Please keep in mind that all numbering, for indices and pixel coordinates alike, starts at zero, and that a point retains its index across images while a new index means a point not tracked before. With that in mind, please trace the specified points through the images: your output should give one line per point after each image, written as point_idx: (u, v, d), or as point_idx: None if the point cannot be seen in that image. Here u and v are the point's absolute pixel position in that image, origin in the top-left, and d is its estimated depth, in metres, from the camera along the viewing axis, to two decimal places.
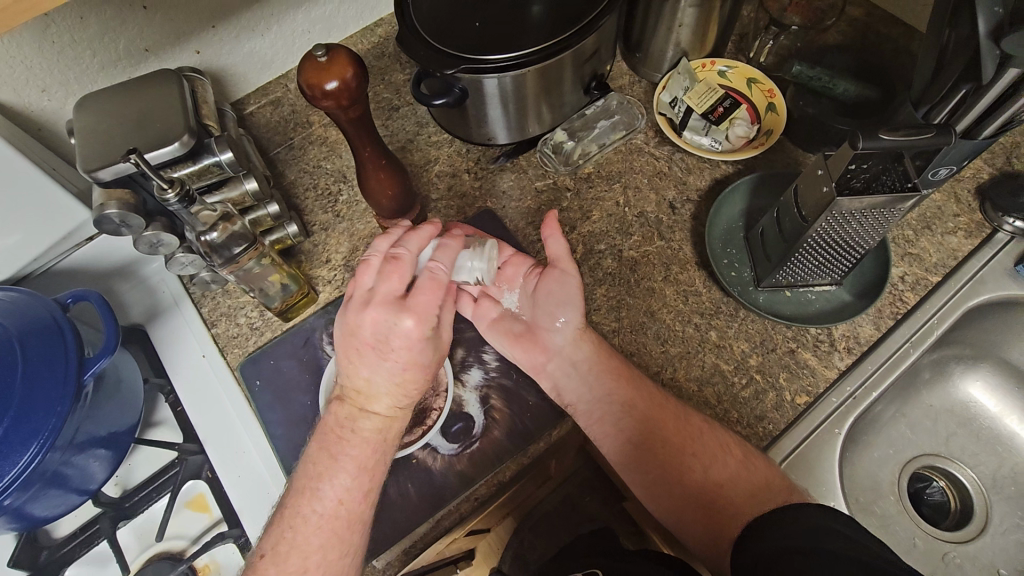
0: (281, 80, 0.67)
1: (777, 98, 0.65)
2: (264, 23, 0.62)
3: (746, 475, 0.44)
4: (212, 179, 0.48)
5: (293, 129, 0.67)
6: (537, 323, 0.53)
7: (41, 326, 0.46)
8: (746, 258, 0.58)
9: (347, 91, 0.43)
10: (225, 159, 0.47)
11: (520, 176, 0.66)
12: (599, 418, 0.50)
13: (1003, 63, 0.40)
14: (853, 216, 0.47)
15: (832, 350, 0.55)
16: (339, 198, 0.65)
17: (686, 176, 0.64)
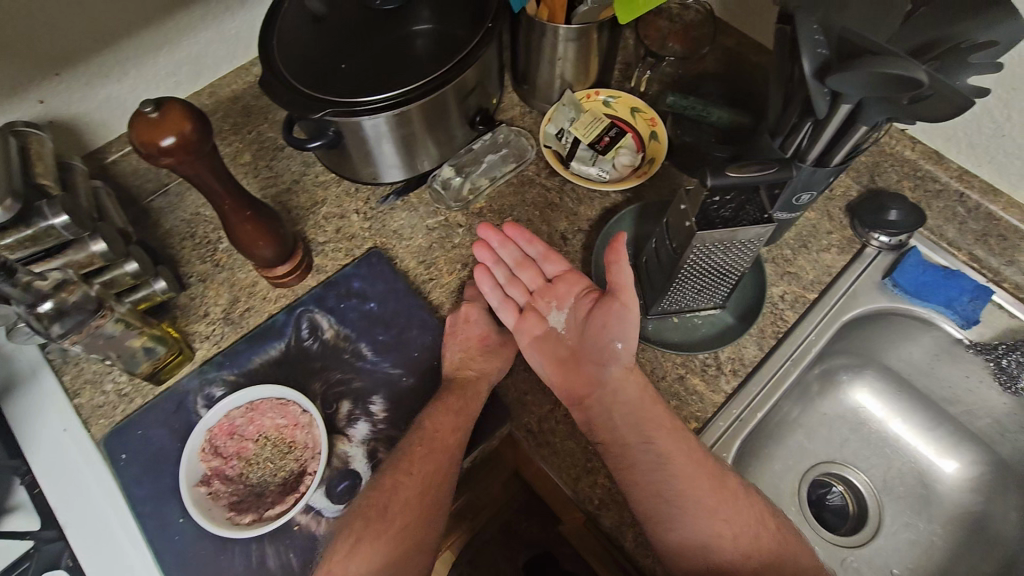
0: None
1: (659, 126, 0.66)
2: (121, 68, 0.58)
3: (740, 525, 0.46)
4: (50, 242, 0.44)
5: (167, 176, 0.64)
6: (582, 352, 0.51)
7: None
8: (635, 288, 0.59)
9: (187, 146, 0.41)
10: (59, 223, 0.44)
11: (412, 214, 0.65)
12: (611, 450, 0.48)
13: (834, 99, 0.42)
14: (718, 245, 0.48)
15: (719, 373, 0.55)
16: (218, 245, 0.62)
17: (576, 207, 0.65)
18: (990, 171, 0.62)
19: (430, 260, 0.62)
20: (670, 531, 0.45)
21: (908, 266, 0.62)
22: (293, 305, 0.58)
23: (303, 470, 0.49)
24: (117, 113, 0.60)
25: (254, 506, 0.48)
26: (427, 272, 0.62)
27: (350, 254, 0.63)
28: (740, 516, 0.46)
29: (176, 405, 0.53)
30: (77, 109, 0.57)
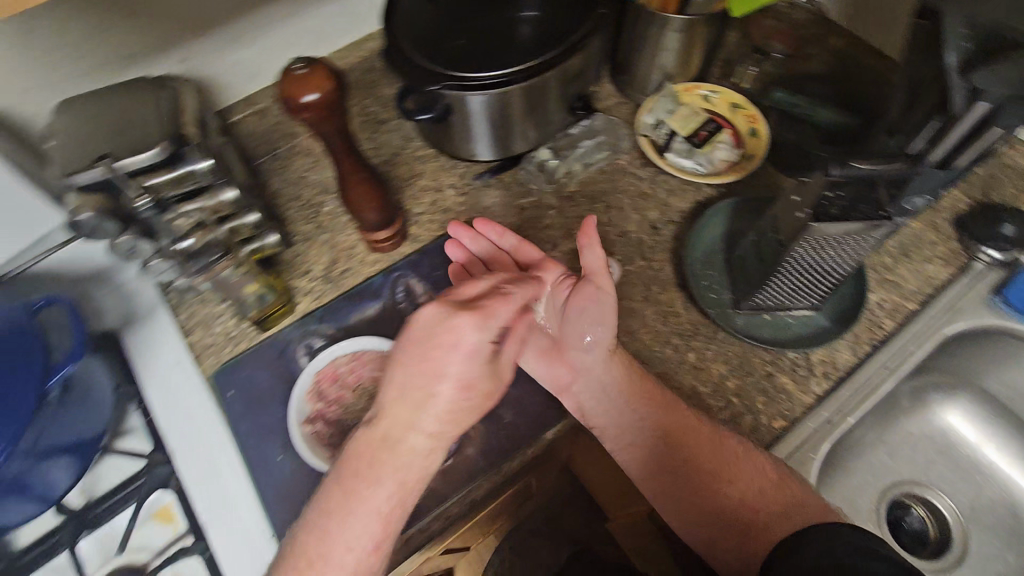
0: None
1: (760, 124, 0.65)
2: (252, 34, 0.62)
3: (758, 501, 0.46)
4: (189, 186, 0.48)
5: (279, 140, 0.68)
6: (564, 339, 0.52)
7: (8, 331, 0.46)
8: (725, 282, 0.58)
9: (326, 103, 0.43)
10: (201, 168, 0.47)
11: (504, 193, 0.66)
12: (619, 435, 0.50)
13: (973, 97, 0.40)
14: (829, 241, 0.47)
15: (809, 374, 0.54)
16: (322, 209, 0.65)
17: (669, 198, 0.65)
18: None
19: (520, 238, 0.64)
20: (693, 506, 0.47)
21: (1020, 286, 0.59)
22: (390, 269, 0.61)
23: None
24: (244, 76, 0.65)
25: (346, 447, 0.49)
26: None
27: (444, 226, 0.65)
28: (759, 491, 0.46)
29: (280, 352, 0.56)
30: (207, 71, 0.61)
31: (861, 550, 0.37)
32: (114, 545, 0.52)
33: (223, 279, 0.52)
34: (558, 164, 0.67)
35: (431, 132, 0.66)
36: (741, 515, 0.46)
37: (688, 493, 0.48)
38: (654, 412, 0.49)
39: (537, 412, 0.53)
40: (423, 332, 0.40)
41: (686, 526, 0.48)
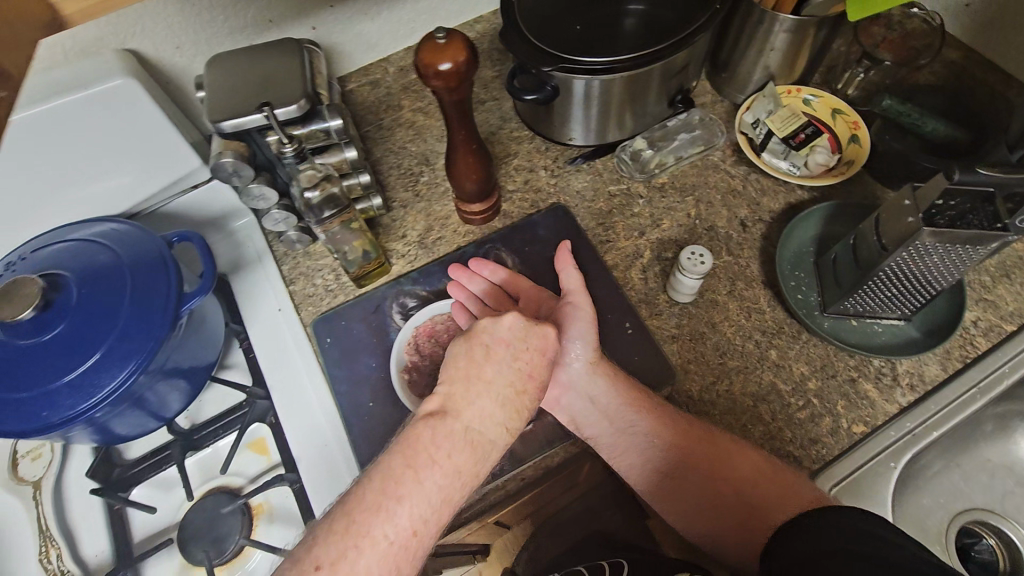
0: (381, 63, 0.73)
1: (862, 131, 0.64)
2: (375, 8, 0.67)
3: (750, 490, 0.46)
4: (317, 143, 0.53)
5: (385, 111, 0.71)
6: None
7: (148, 259, 0.50)
8: (814, 284, 0.58)
9: (457, 74, 0.46)
10: (333, 127, 0.52)
11: (594, 179, 0.68)
12: (612, 446, 0.50)
13: None
14: (935, 251, 0.46)
15: (894, 384, 0.54)
16: (420, 179, 0.68)
17: (760, 197, 0.65)
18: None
19: (607, 223, 0.65)
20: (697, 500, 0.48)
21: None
22: (481, 241, 0.64)
23: None
24: (362, 47, 0.70)
25: None
26: (604, 234, 0.64)
27: (534, 205, 0.67)
28: (752, 483, 0.46)
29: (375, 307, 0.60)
30: (333, 39, 0.67)
31: (849, 534, 0.37)
32: (214, 467, 0.56)
33: (335, 233, 0.56)
34: (650, 156, 0.69)
35: (531, 113, 0.68)
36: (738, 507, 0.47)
37: (685, 491, 0.49)
38: (634, 415, 0.50)
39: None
40: (503, 336, 0.42)
41: (688, 524, 0.49)
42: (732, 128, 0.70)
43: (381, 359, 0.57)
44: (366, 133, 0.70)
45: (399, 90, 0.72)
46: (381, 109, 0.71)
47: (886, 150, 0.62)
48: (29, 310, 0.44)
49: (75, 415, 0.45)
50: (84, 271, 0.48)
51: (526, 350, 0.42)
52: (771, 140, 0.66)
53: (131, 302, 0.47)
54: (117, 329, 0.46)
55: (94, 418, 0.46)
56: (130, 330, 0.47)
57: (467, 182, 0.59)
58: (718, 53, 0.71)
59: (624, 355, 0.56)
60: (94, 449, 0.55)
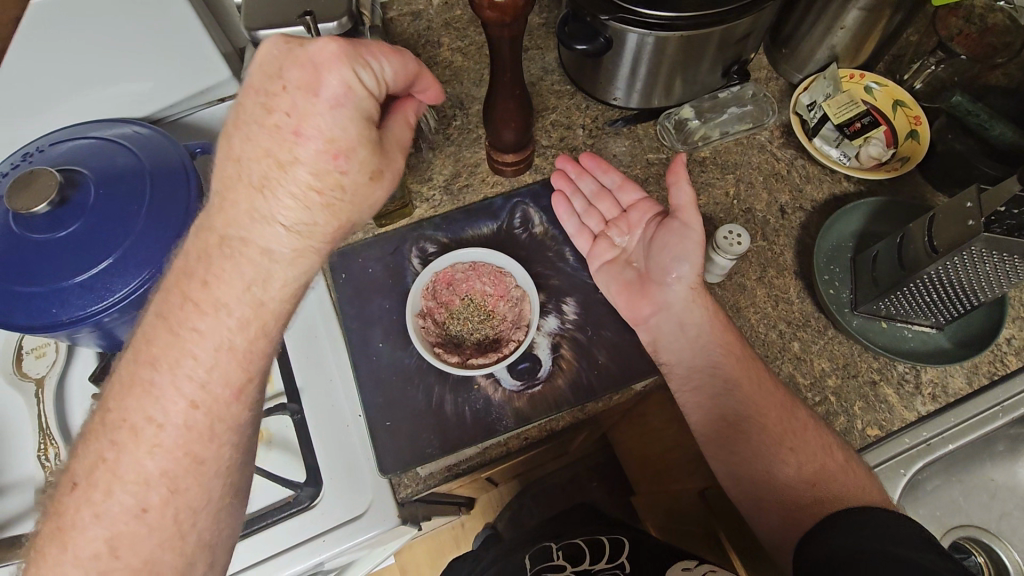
0: None
1: (922, 126, 0.61)
2: None
3: (820, 470, 0.44)
4: None
5: (423, 46, 0.68)
6: (649, 274, 0.53)
7: (170, 167, 0.48)
8: (848, 280, 0.56)
9: (513, 7, 0.43)
10: None
11: (633, 145, 0.65)
12: (687, 377, 0.50)
13: None
14: (988, 258, 0.44)
15: (916, 392, 0.53)
16: (452, 122, 0.65)
17: (804, 184, 0.62)
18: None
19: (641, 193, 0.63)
20: (749, 465, 0.46)
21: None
22: (510, 194, 0.62)
23: (498, 337, 0.53)
24: None
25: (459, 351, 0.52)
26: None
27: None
28: (819, 463, 0.45)
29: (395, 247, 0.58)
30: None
31: (927, 542, 0.36)
32: None
33: None
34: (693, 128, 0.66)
35: (577, 67, 0.65)
36: (796, 481, 0.44)
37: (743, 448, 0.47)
38: (734, 367, 0.48)
39: (632, 362, 0.53)
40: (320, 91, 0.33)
41: (732, 482, 0.47)
42: (784, 108, 0.67)
43: (396, 299, 0.56)
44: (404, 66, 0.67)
45: (440, 25, 0.69)
46: (419, 43, 0.68)
47: (947, 150, 0.59)
48: (44, 204, 0.43)
49: (85, 317, 0.44)
50: (103, 171, 0.47)
51: (275, 104, 0.33)
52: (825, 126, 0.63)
53: (149, 208, 0.46)
54: (131, 237, 0.45)
55: (100, 323, 0.45)
56: (143, 239, 0.45)
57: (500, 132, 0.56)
58: (781, 24, 0.66)
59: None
60: (98, 355, 0.55)
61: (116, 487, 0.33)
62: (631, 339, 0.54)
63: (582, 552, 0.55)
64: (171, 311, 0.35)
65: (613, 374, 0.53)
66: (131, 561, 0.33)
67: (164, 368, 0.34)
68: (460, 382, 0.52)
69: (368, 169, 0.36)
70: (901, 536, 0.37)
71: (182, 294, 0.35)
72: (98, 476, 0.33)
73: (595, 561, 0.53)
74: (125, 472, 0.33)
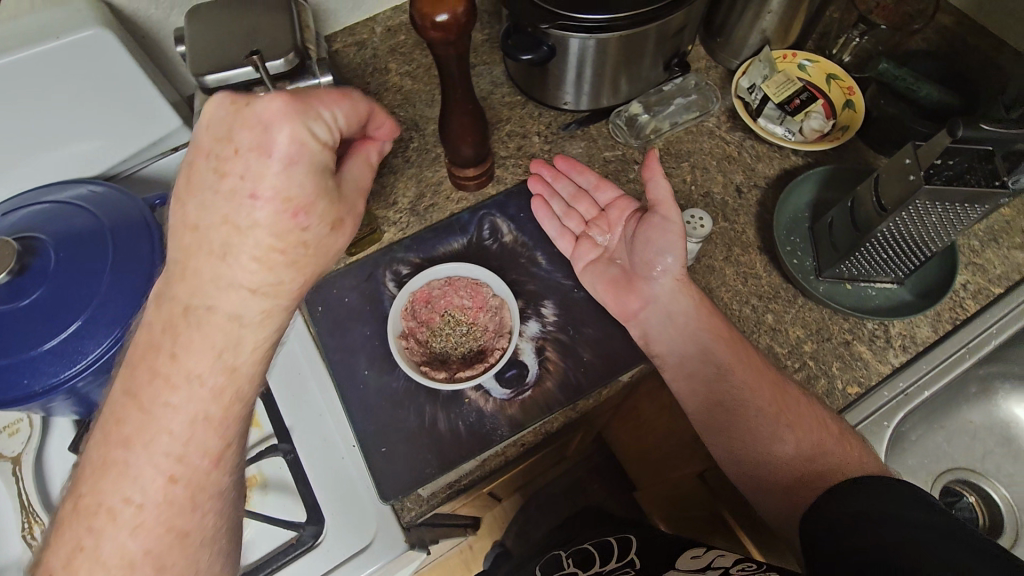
0: (368, 23, 0.71)
1: (856, 96, 0.65)
2: None
3: (818, 447, 0.45)
4: None
5: (371, 74, 0.69)
6: (634, 270, 0.54)
7: (132, 223, 0.47)
8: (809, 248, 0.58)
9: (455, 25, 0.44)
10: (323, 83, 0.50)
11: (587, 146, 0.67)
12: (679, 366, 0.51)
13: None
14: (932, 211, 0.46)
15: (887, 345, 0.55)
16: (410, 144, 0.66)
17: (755, 162, 0.65)
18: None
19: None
20: (748, 445, 0.47)
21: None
22: (475, 207, 0.62)
23: (483, 349, 0.53)
24: (349, 6, 0.68)
25: (445, 367, 0.52)
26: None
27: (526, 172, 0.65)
28: (817, 440, 0.46)
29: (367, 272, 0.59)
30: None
31: (919, 500, 0.37)
32: None
33: None
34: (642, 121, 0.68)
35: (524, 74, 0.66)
36: (795, 457, 0.45)
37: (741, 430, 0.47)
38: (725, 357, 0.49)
39: (616, 355, 0.54)
40: (272, 152, 0.33)
41: (733, 463, 0.47)
42: (727, 93, 0.69)
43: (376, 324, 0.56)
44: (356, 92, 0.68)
45: (386, 51, 0.70)
46: (367, 72, 0.69)
47: (881, 115, 0.61)
48: (3, 274, 0.42)
49: (57, 384, 0.43)
50: (62, 235, 0.46)
51: (228, 170, 0.34)
52: (766, 106, 0.65)
53: (113, 266, 0.45)
54: (97, 298, 0.44)
55: (74, 389, 0.44)
56: (110, 298, 0.44)
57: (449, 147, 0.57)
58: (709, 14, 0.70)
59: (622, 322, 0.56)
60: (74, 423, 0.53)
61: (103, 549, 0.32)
62: (612, 333, 0.55)
63: (590, 554, 0.56)
64: (141, 378, 0.34)
65: (598, 370, 0.53)
66: None
67: (142, 430, 0.34)
68: (450, 398, 0.52)
69: (329, 220, 0.37)
70: (897, 499, 0.37)
71: (150, 363, 0.34)
72: (88, 544, 0.32)
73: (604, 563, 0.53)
74: (107, 553, 0.32)
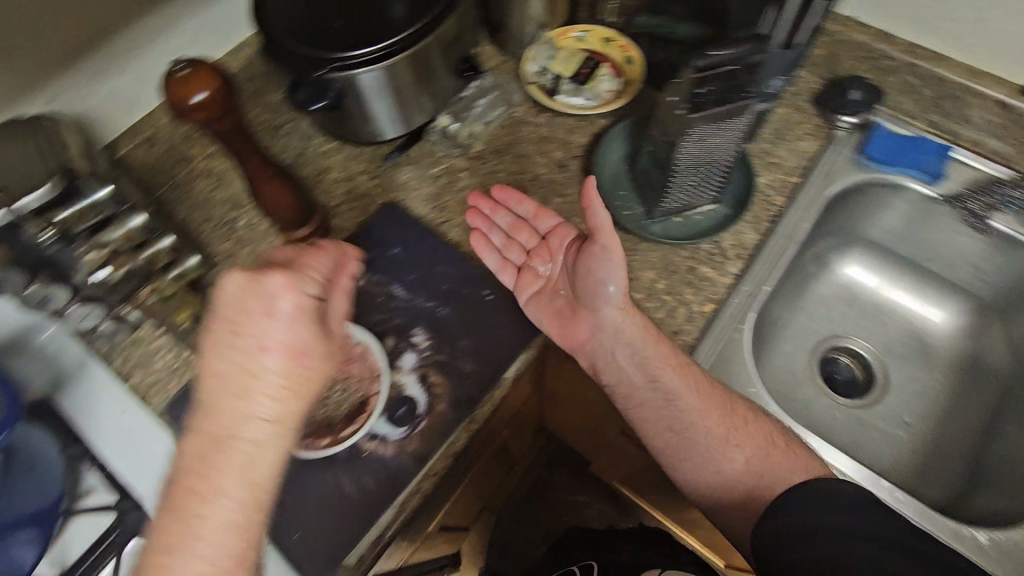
0: (150, 118, 0.68)
1: (632, 51, 0.71)
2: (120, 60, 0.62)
3: (765, 463, 0.51)
4: (94, 219, 0.49)
5: (173, 168, 0.66)
6: (580, 300, 0.56)
7: None
8: (634, 198, 0.63)
9: (217, 101, 0.43)
10: (100, 197, 0.48)
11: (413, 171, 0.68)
12: (631, 400, 0.54)
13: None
14: (708, 135, 0.53)
15: (724, 258, 0.60)
16: (235, 224, 0.63)
17: (568, 135, 0.69)
18: (927, 34, 0.73)
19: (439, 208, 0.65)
20: (697, 467, 0.52)
21: (881, 147, 0.67)
22: None
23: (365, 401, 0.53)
24: (122, 107, 0.65)
25: (328, 431, 0.52)
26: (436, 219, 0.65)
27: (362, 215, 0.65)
28: (767, 455, 0.51)
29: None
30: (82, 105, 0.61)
31: (871, 506, 0.44)
32: None
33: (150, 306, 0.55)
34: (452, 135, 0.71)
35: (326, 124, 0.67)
36: (743, 471, 0.51)
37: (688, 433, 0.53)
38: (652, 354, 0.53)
39: (496, 355, 0.56)
40: (276, 311, 0.36)
41: (691, 480, 0.53)
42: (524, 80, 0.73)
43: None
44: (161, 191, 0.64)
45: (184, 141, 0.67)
46: (169, 169, 0.66)
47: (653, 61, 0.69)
48: None
49: None
50: None
51: (244, 323, 0.36)
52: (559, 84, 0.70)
53: None
54: None
55: None
56: None
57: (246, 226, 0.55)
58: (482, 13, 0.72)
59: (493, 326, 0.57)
60: None
61: None
62: (485, 339, 0.56)
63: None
64: None
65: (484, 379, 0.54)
66: None
67: None
68: (350, 457, 0.51)
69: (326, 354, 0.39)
70: (846, 505, 0.44)
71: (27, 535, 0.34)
72: None
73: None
74: None
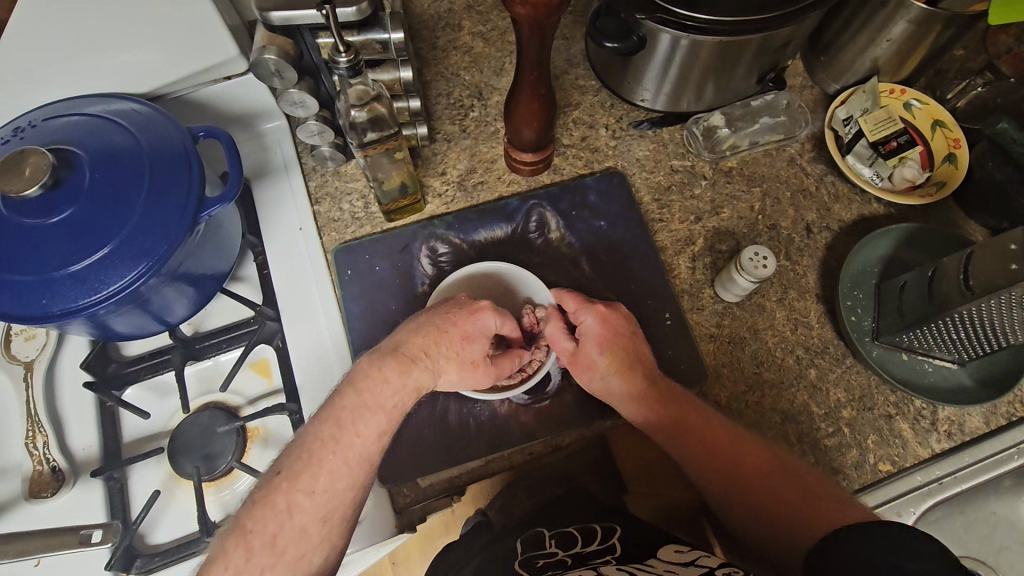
0: (647, 105, 0.92)
1: (960, 151, 0.85)
2: (703, 103, 0.89)
3: (830, 512, 0.61)
4: (735, 278, 0.78)
5: (663, 146, 0.92)
6: (589, 368, 0.73)
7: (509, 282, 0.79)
8: (869, 311, 0.80)
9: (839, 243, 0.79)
10: (740, 283, 0.78)
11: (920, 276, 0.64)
12: (760, 480, 0.66)
13: None
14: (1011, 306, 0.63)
15: (930, 432, 0.77)
16: (743, 255, 0.76)
17: (1019, 333, 0.68)
18: None
19: (791, 262, 0.85)
20: (792, 537, 0.61)
21: None
22: (750, 298, 0.83)
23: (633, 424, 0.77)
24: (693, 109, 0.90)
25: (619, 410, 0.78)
26: (788, 262, 0.85)
27: (654, 168, 0.91)
28: (825, 519, 0.60)
29: (641, 312, 0.82)
30: (651, 85, 0.87)
31: (889, 540, 0.51)
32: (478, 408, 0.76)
33: (670, 272, 0.85)
34: (769, 150, 0.92)
35: (681, 132, 0.93)
36: (797, 516, 0.62)
37: (722, 497, 0.67)
38: (666, 441, 0.70)
39: (685, 421, 0.70)
40: (640, 416, 0.72)
41: (792, 537, 0.61)
42: (1001, 251, 0.64)
43: None
44: (631, 75, 0.87)
45: (598, 58, 0.92)
46: (563, 68, 0.96)
47: None
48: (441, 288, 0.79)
49: None
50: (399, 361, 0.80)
51: (720, 446, 0.68)
52: (920, 184, 0.85)
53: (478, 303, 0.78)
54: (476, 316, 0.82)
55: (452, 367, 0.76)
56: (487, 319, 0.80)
57: (529, 130, 0.80)
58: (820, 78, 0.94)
59: (708, 437, 0.69)
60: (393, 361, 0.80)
61: (515, 422, 0.77)
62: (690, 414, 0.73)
63: (575, 538, 0.66)
64: (571, 355, 0.74)
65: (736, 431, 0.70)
66: (525, 456, 0.77)
67: (559, 394, 0.78)
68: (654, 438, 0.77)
69: (685, 420, 0.70)
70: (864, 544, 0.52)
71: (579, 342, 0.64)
72: (513, 418, 0.77)
73: (588, 543, 0.65)
74: (520, 427, 0.76)
